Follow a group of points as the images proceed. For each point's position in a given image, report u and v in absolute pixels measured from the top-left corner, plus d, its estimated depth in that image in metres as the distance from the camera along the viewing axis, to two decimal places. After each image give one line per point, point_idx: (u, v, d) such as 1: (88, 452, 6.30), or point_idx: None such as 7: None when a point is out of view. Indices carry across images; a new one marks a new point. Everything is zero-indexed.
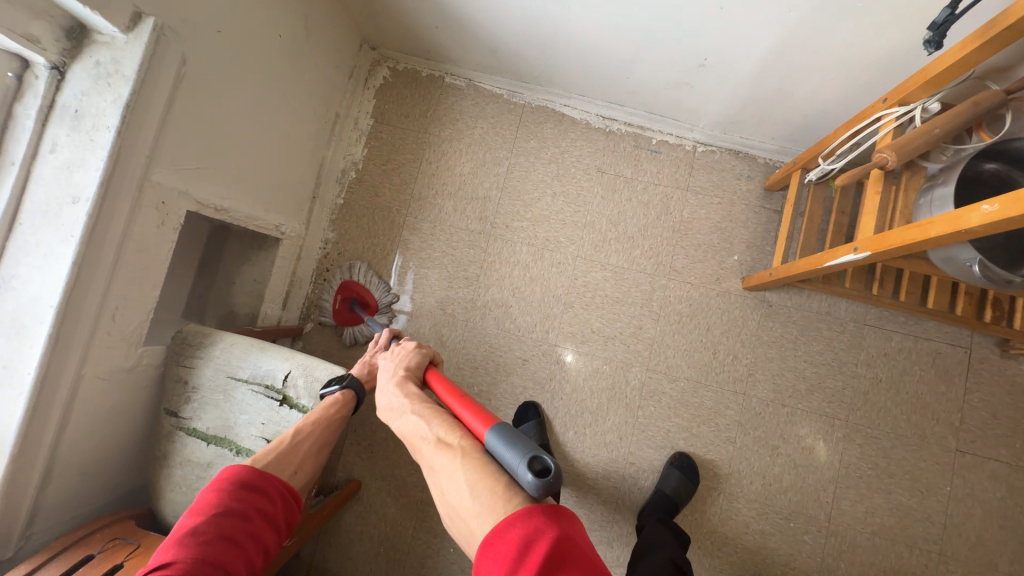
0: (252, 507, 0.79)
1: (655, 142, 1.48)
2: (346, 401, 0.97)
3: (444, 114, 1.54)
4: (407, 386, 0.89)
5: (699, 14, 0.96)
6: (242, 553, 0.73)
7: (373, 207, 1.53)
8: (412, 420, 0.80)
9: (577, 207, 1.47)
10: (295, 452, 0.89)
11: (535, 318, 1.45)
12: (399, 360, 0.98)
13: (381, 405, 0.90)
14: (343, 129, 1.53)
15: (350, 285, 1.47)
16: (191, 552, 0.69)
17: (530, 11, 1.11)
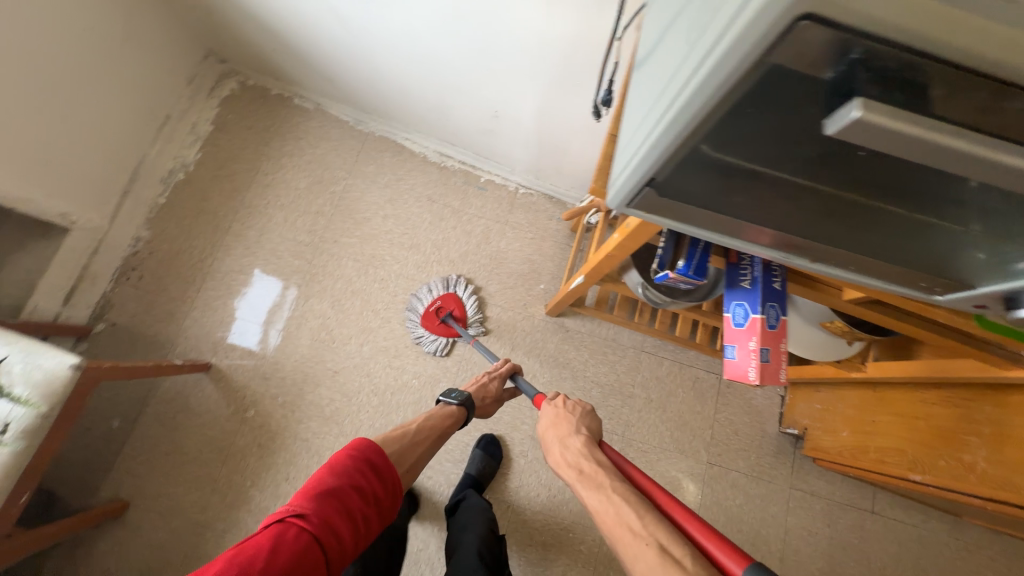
0: (371, 487, 0.82)
1: (482, 180, 1.66)
2: (451, 415, 1.07)
3: (287, 130, 1.61)
4: (586, 449, 0.82)
5: (474, 71, 1.18)
6: (345, 523, 0.77)
7: (198, 210, 1.52)
8: (611, 498, 0.70)
9: (405, 230, 1.59)
10: (409, 453, 0.96)
11: (352, 330, 1.49)
12: (559, 414, 0.93)
13: (565, 464, 0.83)
14: (175, 130, 1.53)
15: (452, 299, 1.50)
16: (313, 508, 0.75)
17: (347, 46, 1.27)
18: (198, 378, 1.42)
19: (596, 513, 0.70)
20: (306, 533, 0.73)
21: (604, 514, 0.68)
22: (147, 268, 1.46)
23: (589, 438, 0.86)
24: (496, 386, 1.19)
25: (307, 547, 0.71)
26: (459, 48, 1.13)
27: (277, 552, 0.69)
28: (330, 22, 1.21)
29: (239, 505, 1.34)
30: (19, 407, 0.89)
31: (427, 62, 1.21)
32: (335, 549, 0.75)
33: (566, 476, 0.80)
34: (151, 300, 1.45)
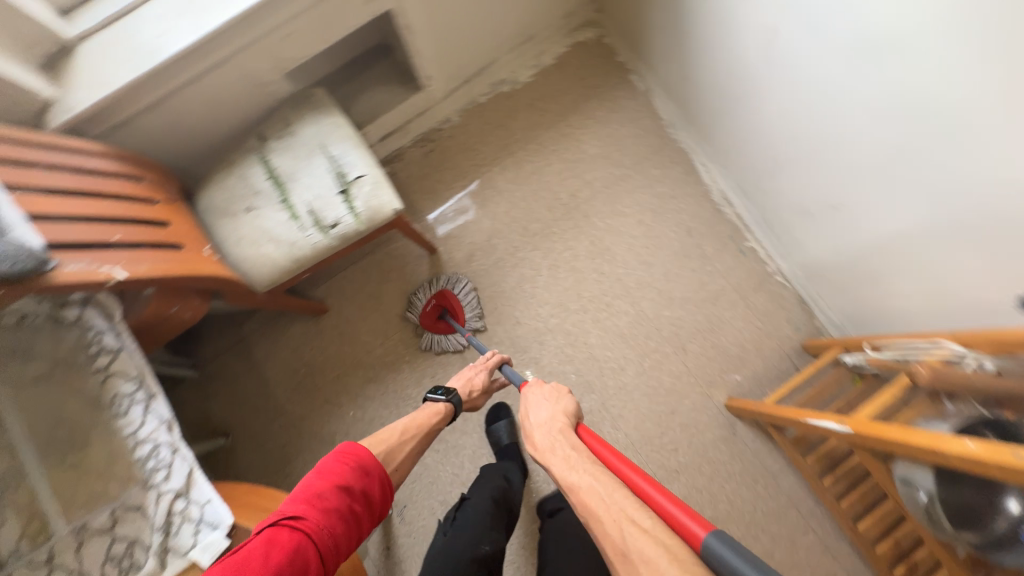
0: (358, 484, 0.76)
1: (746, 245, 1.56)
2: (437, 412, 1.06)
3: (609, 97, 1.65)
4: (561, 433, 0.90)
5: (852, 168, 1.06)
6: (334, 521, 0.70)
7: (501, 124, 1.65)
8: (585, 479, 0.77)
9: (649, 244, 1.56)
10: (398, 452, 0.92)
11: (551, 298, 1.54)
12: (540, 401, 1.00)
13: (543, 448, 0.89)
14: (528, 50, 1.65)
15: (450, 296, 1.52)
16: (301, 510, 0.69)
17: (739, 63, 1.22)
18: (421, 255, 1.59)
19: (570, 488, 0.77)
20: (300, 538, 0.66)
21: (580, 490, 0.75)
22: (439, 147, 1.64)
23: (564, 422, 0.93)
24: (479, 385, 1.19)
25: (299, 550, 0.65)
26: (862, 144, 1.00)
27: (266, 563, 0.63)
28: (746, 38, 1.16)
29: (390, 368, 1.52)
30: (350, 217, 1.07)
31: (809, 126, 1.11)
32: (328, 547, 0.68)
33: (543, 458, 0.87)
34: (427, 173, 1.63)
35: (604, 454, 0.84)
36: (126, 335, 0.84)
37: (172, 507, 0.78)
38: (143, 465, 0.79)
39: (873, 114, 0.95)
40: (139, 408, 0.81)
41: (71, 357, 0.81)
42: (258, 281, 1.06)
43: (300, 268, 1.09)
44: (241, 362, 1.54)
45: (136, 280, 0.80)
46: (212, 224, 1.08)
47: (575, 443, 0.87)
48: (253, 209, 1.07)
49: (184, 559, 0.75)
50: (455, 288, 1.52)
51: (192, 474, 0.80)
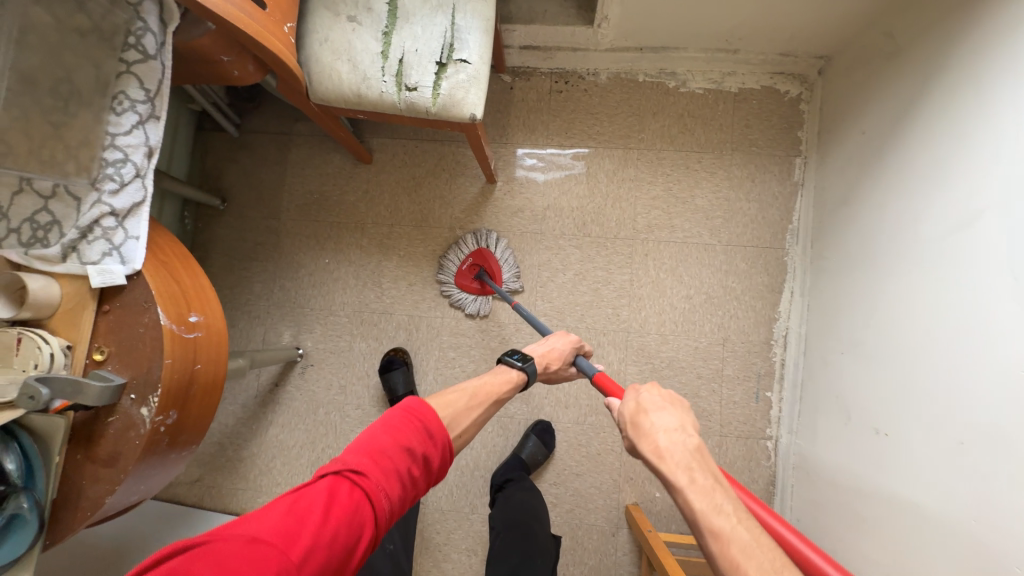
0: (420, 447, 0.71)
1: (766, 393, 1.39)
2: (514, 381, 0.98)
3: (758, 165, 1.42)
4: (695, 447, 0.69)
5: (945, 417, 0.88)
6: (392, 484, 0.65)
7: (639, 114, 1.46)
8: (729, 522, 0.60)
9: (679, 324, 1.40)
10: (463, 419, 0.83)
11: (556, 301, 1.43)
12: (653, 402, 0.78)
13: (671, 462, 0.68)
14: (722, 61, 1.41)
15: (489, 256, 1.42)
16: (363, 464, 0.65)
17: (899, 222, 1.05)
18: (478, 178, 1.49)
19: (718, 538, 0.59)
20: (359, 491, 0.62)
21: (730, 544, 0.59)
22: (568, 93, 1.48)
23: (699, 437, 0.72)
24: (563, 352, 1.09)
25: (357, 507, 0.61)
26: (976, 405, 0.82)
27: (329, 515, 0.57)
28: (926, 202, 0.98)
29: (381, 252, 1.49)
30: (429, 93, 0.98)
31: (919, 331, 0.96)
32: (383, 508, 0.63)
33: (672, 474, 0.66)
34: (541, 109, 1.48)
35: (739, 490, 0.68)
36: (167, 49, 0.81)
37: (101, 219, 0.78)
38: (102, 167, 0.78)
39: (1009, 387, 0.77)
40: (133, 118, 0.80)
41: (110, 33, 0.79)
42: (315, 89, 1.01)
43: (358, 105, 1.02)
44: (274, 153, 1.54)
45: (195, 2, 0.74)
46: (312, 8, 1.01)
47: (711, 465, 0.68)
48: (355, 22, 0.99)
49: (79, 267, 0.76)
50: (494, 248, 1.42)
51: (137, 207, 0.80)
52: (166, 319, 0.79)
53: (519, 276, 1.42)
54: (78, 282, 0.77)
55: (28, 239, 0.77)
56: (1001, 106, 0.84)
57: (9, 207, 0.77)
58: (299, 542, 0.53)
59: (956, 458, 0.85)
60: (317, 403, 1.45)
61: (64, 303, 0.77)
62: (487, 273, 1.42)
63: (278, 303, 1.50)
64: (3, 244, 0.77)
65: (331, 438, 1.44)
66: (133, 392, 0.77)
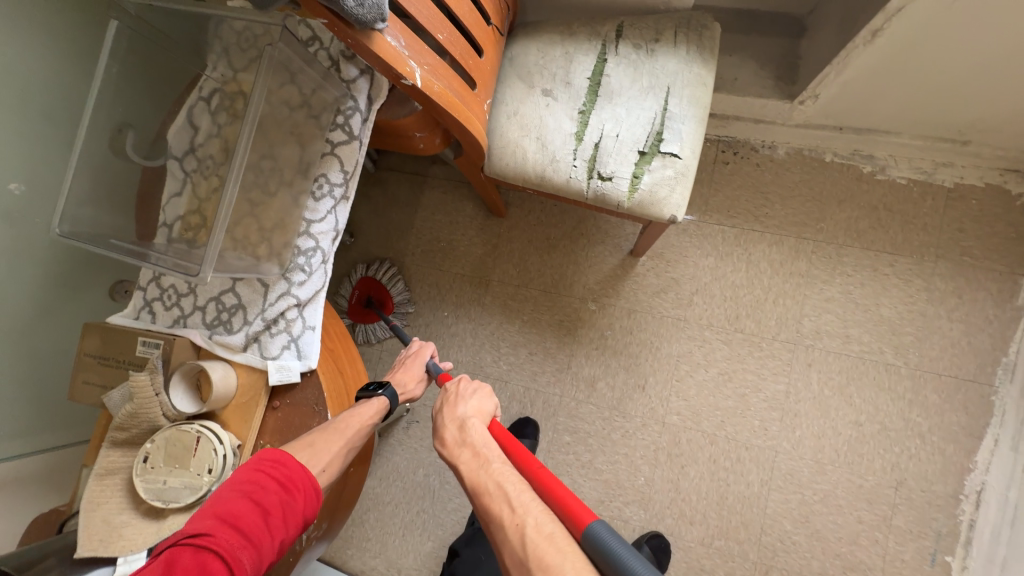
0: (276, 496, 0.61)
1: (946, 557, 1.14)
2: (381, 409, 0.75)
3: (970, 279, 1.17)
4: (473, 422, 0.74)
5: None
6: (247, 536, 0.57)
7: (822, 199, 1.25)
8: (473, 468, 0.68)
9: (842, 453, 1.19)
10: (318, 455, 0.66)
11: (692, 400, 1.27)
12: (468, 390, 0.81)
13: (449, 442, 0.74)
14: (941, 150, 1.17)
15: (370, 283, 1.43)
16: (206, 526, 0.56)
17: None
18: (619, 248, 1.35)
19: (481, 492, 0.65)
20: (202, 557, 0.54)
21: (486, 493, 0.64)
22: (736, 165, 1.30)
23: (488, 417, 0.77)
24: (417, 374, 0.94)
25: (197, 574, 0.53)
26: None
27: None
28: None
29: (503, 313, 1.40)
30: (624, 186, 0.85)
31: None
32: (241, 565, 0.56)
33: (452, 454, 0.72)
34: (700, 179, 1.32)
35: (512, 446, 0.71)
36: (369, 127, 0.76)
37: (286, 310, 0.73)
38: (295, 255, 0.74)
39: None
40: (328, 203, 0.75)
41: (318, 110, 0.74)
42: (494, 163, 0.92)
43: (536, 186, 0.92)
44: (405, 194, 1.50)
45: (419, 92, 0.66)
46: (503, 78, 0.92)
47: (486, 434, 0.73)
48: (549, 97, 0.89)
49: (260, 361, 0.71)
50: (376, 274, 1.43)
51: (318, 294, 0.75)
52: (333, 423, 0.73)
53: (409, 297, 1.43)
54: (256, 374, 0.72)
55: (212, 320, 0.74)
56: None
57: (199, 285, 0.75)
58: None
59: None
60: (418, 463, 1.39)
61: (238, 395, 0.72)
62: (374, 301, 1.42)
63: (390, 349, 1.45)
64: (188, 324, 0.74)
65: (426, 502, 1.37)
66: None
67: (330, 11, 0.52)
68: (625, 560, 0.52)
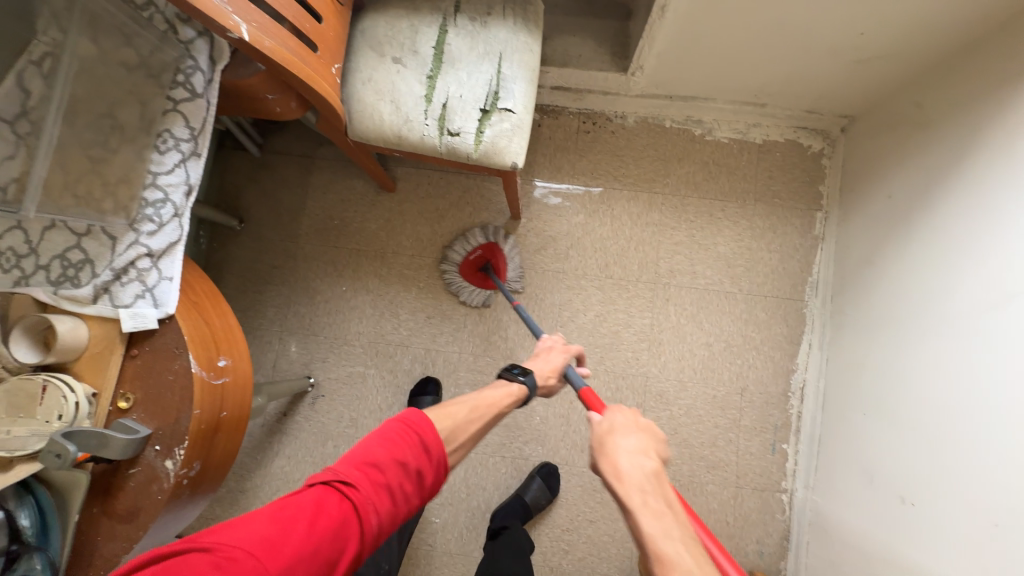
0: (414, 463, 0.66)
1: (782, 445, 1.38)
2: (523, 395, 0.87)
3: (780, 217, 1.44)
4: (651, 470, 0.65)
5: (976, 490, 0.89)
6: (380, 500, 0.61)
7: (665, 159, 1.47)
8: (664, 525, 0.59)
9: (699, 371, 1.40)
10: (462, 431, 0.74)
11: (576, 342, 1.42)
12: (624, 426, 0.72)
13: (627, 478, 0.65)
14: (748, 113, 1.43)
15: (498, 251, 1.41)
16: (353, 478, 0.61)
17: (912, 299, 1.11)
18: (502, 214, 1.48)
19: (663, 565, 0.55)
20: (348, 504, 0.59)
21: (671, 564, 0.55)
22: (595, 134, 1.49)
23: (661, 463, 0.68)
24: (556, 366, 0.99)
25: (342, 523, 0.58)
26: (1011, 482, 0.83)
27: (311, 532, 0.55)
28: (936, 274, 1.05)
29: (400, 283, 1.47)
30: (471, 139, 0.97)
31: (935, 398, 1.00)
32: (371, 526, 0.60)
33: (627, 496, 0.63)
34: (567, 147, 1.49)
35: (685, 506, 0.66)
36: (214, 87, 0.80)
37: (137, 260, 0.75)
38: (142, 207, 0.76)
39: None
40: (175, 157, 0.78)
41: (158, 70, 0.78)
42: (354, 126, 1.00)
43: (397, 145, 1.01)
44: (295, 177, 1.52)
45: (251, 48, 0.73)
46: (356, 48, 1.00)
47: (671, 488, 0.65)
48: (400, 64, 0.99)
49: (111, 310, 0.73)
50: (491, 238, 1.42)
51: (173, 247, 0.77)
52: (196, 366, 0.76)
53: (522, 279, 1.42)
54: (109, 325, 0.74)
55: (58, 278, 0.74)
56: (997, 197, 0.93)
57: (41, 243, 0.75)
58: (279, 552, 0.53)
59: (989, 532, 0.85)
60: (327, 435, 1.41)
61: (91, 346, 0.73)
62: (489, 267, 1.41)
63: (291, 328, 1.46)
64: (30, 282, 0.74)
65: None
66: (157, 443, 0.73)
67: None
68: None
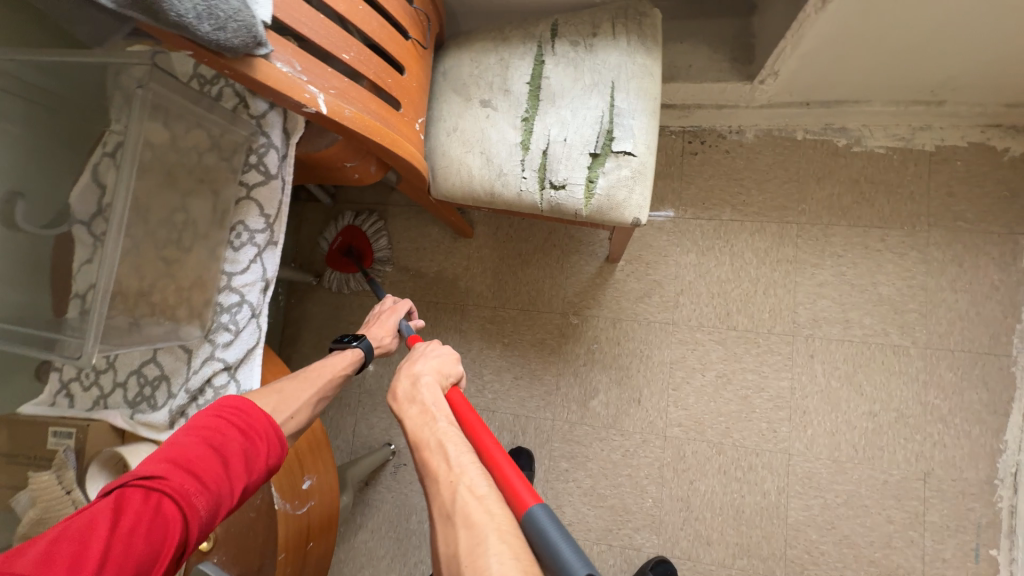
0: (236, 443, 0.56)
1: (991, 551, 1.04)
2: (355, 361, 0.75)
3: (969, 245, 1.10)
4: (427, 381, 0.66)
5: None
6: (204, 482, 0.52)
7: (798, 180, 1.19)
8: (421, 418, 0.62)
9: (862, 448, 1.10)
10: (290, 400, 0.66)
11: (692, 408, 1.18)
12: (423, 352, 0.73)
13: (402, 395, 0.66)
14: (915, 114, 1.11)
15: (354, 232, 1.36)
16: (158, 469, 0.51)
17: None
18: (594, 256, 1.28)
19: (423, 453, 0.57)
20: (155, 498, 0.49)
21: (426, 449, 0.57)
22: (705, 155, 1.24)
23: (449, 381, 0.69)
24: (392, 327, 0.84)
25: (155, 515, 0.48)
26: None
27: (113, 539, 0.45)
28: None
29: (482, 339, 1.32)
30: (579, 191, 0.78)
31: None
32: (197, 512, 0.51)
33: (401, 411, 0.64)
34: (671, 174, 1.25)
35: (466, 416, 0.62)
36: (290, 163, 0.69)
37: (213, 376, 0.65)
38: (218, 314, 0.67)
39: None
40: (251, 252, 0.68)
41: (229, 151, 0.67)
42: (439, 184, 0.85)
43: (488, 202, 0.85)
44: None
45: (329, 120, 0.59)
46: (439, 94, 0.86)
47: (439, 395, 0.65)
48: (489, 107, 0.83)
49: None
50: (358, 223, 1.37)
51: (252, 353, 0.67)
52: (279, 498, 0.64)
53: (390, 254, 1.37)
54: None
55: (134, 398, 0.66)
56: None
57: (117, 358, 0.67)
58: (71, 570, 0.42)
59: None
60: (410, 509, 1.29)
61: None
62: (354, 251, 1.35)
63: (369, 389, 1.37)
64: (107, 403, 0.66)
65: (424, 550, 1.27)
66: None
67: (190, 41, 0.46)
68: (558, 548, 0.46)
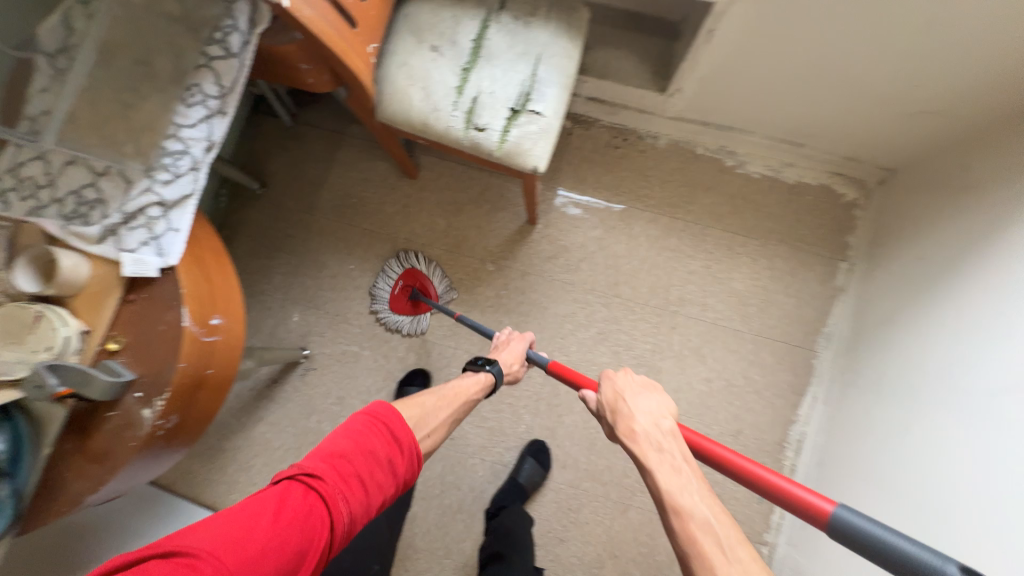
0: (383, 451, 0.66)
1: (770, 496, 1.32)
2: (486, 383, 0.92)
3: (802, 261, 1.39)
4: (665, 429, 0.70)
5: None
6: (352, 488, 0.62)
7: (691, 185, 1.44)
8: (682, 472, 0.64)
9: (695, 405, 1.36)
10: (434, 417, 0.77)
11: (572, 356, 1.39)
12: (630, 390, 0.78)
13: (642, 442, 0.70)
14: (784, 150, 1.39)
15: (410, 273, 1.44)
16: (319, 469, 0.61)
17: (932, 371, 1.03)
18: (518, 218, 1.46)
19: (676, 508, 0.60)
20: (313, 497, 0.59)
21: (688, 516, 0.59)
22: (624, 150, 1.46)
23: (676, 420, 0.73)
24: (518, 354, 1.06)
25: (310, 513, 0.58)
26: None
27: (277, 526, 0.55)
28: (972, 352, 0.96)
29: (408, 270, 1.46)
30: (495, 136, 0.96)
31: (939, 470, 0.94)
32: (341, 514, 0.60)
33: (642, 454, 0.68)
34: (595, 160, 1.47)
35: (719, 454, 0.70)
36: (250, 48, 0.80)
37: (147, 207, 0.76)
38: (161, 156, 0.77)
39: None
40: (201, 112, 0.79)
41: (198, 25, 0.79)
42: (383, 107, 1.00)
43: (422, 131, 1.01)
44: (321, 150, 1.54)
45: (290, 15, 0.73)
46: (397, 31, 1.01)
47: (683, 443, 0.69)
48: (437, 53, 0.99)
49: (115, 253, 0.74)
50: (417, 264, 1.44)
51: (185, 199, 0.78)
52: (188, 320, 0.74)
53: (452, 284, 1.43)
54: (109, 266, 0.74)
55: (70, 213, 0.75)
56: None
57: (59, 176, 0.76)
58: (245, 548, 0.53)
59: None
60: (311, 410, 1.41)
61: (91, 285, 0.74)
62: (419, 292, 1.42)
63: (294, 298, 1.47)
64: (42, 212, 0.75)
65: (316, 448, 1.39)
66: (139, 390, 0.72)
67: None
68: (895, 545, 0.53)
